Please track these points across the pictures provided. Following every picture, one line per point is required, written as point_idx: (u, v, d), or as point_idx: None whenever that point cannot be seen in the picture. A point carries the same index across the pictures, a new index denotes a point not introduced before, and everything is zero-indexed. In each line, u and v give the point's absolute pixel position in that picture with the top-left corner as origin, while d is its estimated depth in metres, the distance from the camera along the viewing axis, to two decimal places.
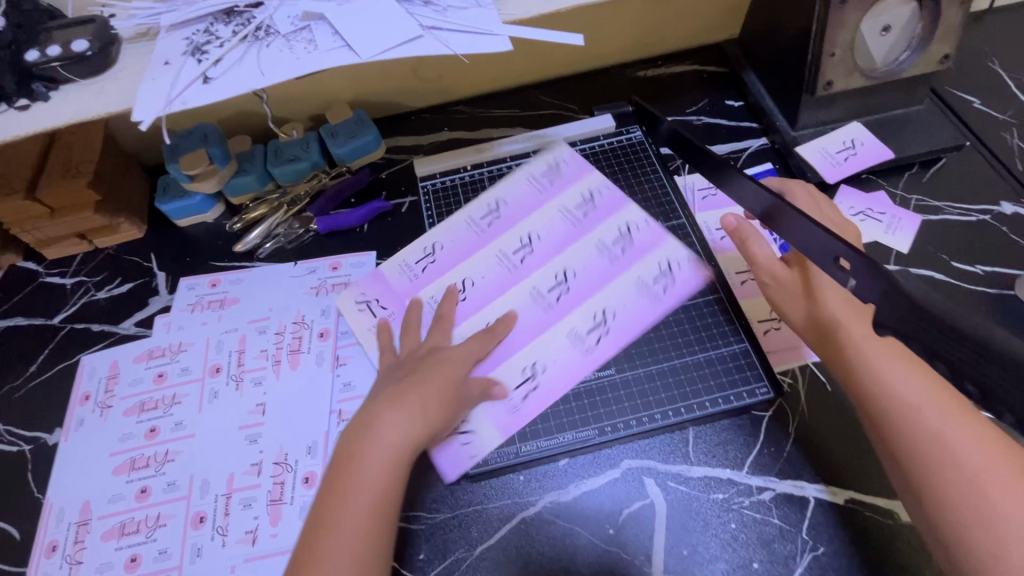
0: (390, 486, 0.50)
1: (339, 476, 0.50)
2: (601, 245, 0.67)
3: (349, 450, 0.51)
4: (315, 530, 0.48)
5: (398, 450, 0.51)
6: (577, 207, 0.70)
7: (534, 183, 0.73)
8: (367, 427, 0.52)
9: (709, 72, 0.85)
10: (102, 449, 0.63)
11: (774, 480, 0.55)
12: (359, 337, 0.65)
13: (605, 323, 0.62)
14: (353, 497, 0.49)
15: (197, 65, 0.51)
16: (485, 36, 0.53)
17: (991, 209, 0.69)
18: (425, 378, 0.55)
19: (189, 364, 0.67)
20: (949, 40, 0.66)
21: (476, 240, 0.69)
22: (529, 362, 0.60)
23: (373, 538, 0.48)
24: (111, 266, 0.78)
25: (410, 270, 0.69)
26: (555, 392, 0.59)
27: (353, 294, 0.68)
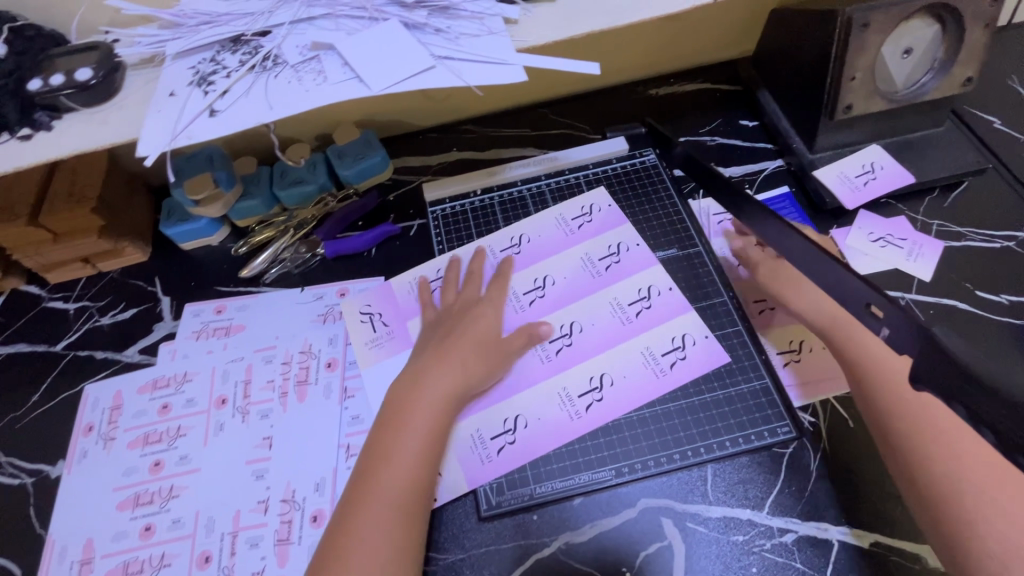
0: (421, 459, 0.53)
1: (374, 451, 0.53)
2: (616, 303, 0.64)
3: (384, 427, 0.55)
4: (349, 502, 0.51)
5: (429, 425, 0.54)
6: (601, 257, 0.68)
7: (562, 222, 0.71)
8: (400, 405, 0.55)
9: (722, 91, 0.83)
10: (106, 483, 0.62)
11: (796, 522, 0.53)
12: (354, 346, 0.66)
13: (600, 386, 0.60)
14: (386, 468, 0.52)
15: (203, 97, 0.50)
16: (499, 65, 0.51)
17: (1015, 235, 0.67)
18: (451, 355, 0.58)
19: (194, 395, 0.66)
20: (972, 63, 0.65)
21: (489, 273, 0.68)
22: (515, 412, 0.59)
23: (406, 508, 0.50)
24: (115, 290, 0.76)
25: (417, 291, 0.69)
26: (544, 443, 0.58)
27: (358, 301, 0.69)
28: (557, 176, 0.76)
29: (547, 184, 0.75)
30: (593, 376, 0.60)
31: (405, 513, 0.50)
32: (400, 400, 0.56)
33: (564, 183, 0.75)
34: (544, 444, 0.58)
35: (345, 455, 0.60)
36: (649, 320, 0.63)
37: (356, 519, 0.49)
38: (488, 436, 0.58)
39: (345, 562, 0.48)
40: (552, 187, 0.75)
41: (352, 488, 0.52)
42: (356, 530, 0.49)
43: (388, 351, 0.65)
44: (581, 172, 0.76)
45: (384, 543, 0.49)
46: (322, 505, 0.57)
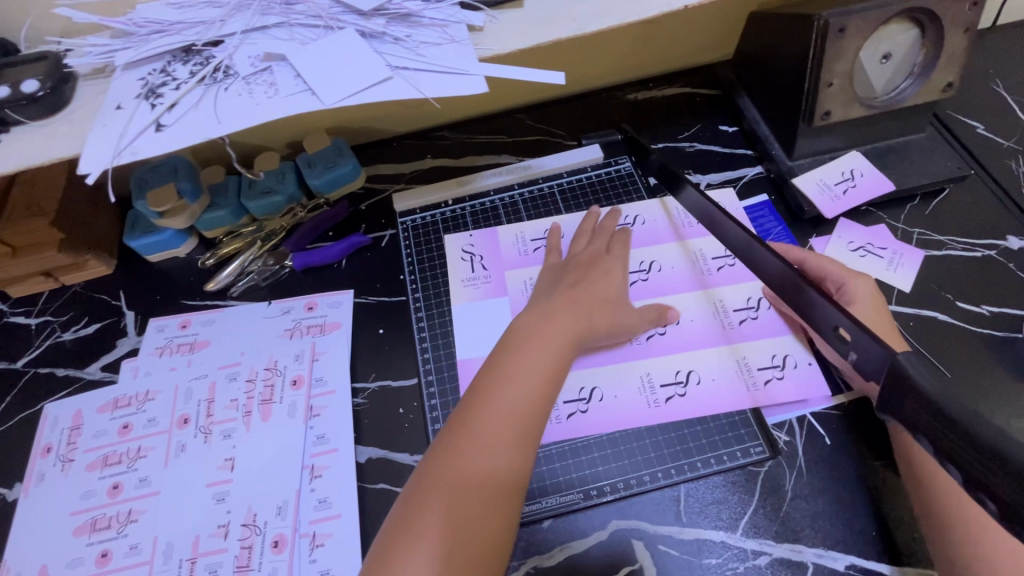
0: (525, 411, 0.50)
1: (474, 397, 0.51)
2: (721, 304, 0.63)
3: (487, 375, 0.52)
4: (444, 445, 0.48)
5: (533, 377, 0.52)
6: (715, 259, 0.67)
7: (520, 241, 0.71)
8: (507, 356, 0.53)
9: (702, 95, 0.82)
10: (63, 507, 0.60)
11: (770, 544, 0.52)
12: (451, 281, 0.69)
13: (685, 380, 0.59)
14: (487, 416, 0.49)
15: (151, 110, 0.48)
16: (459, 75, 0.49)
17: (996, 244, 0.66)
18: (562, 312, 0.57)
19: (156, 415, 0.64)
20: (952, 68, 0.63)
21: (517, 260, 0.69)
22: (592, 382, 0.60)
23: (505, 460, 0.47)
24: (78, 304, 0.74)
25: (473, 262, 0.70)
26: (609, 420, 0.58)
27: (461, 240, 0.72)
28: (530, 185, 0.75)
29: (519, 193, 0.75)
30: (679, 370, 0.60)
31: (502, 466, 0.47)
32: (506, 352, 0.54)
33: (536, 192, 0.74)
34: (633, 416, 0.58)
35: (310, 476, 0.59)
36: (721, 278, 0.65)
37: (449, 463, 0.47)
38: (561, 400, 0.59)
39: (434, 506, 0.45)
40: (524, 196, 0.74)
41: (448, 432, 0.49)
42: (449, 473, 0.46)
43: (481, 293, 0.67)
44: (554, 181, 0.75)
45: (481, 490, 0.46)
46: (284, 530, 0.56)
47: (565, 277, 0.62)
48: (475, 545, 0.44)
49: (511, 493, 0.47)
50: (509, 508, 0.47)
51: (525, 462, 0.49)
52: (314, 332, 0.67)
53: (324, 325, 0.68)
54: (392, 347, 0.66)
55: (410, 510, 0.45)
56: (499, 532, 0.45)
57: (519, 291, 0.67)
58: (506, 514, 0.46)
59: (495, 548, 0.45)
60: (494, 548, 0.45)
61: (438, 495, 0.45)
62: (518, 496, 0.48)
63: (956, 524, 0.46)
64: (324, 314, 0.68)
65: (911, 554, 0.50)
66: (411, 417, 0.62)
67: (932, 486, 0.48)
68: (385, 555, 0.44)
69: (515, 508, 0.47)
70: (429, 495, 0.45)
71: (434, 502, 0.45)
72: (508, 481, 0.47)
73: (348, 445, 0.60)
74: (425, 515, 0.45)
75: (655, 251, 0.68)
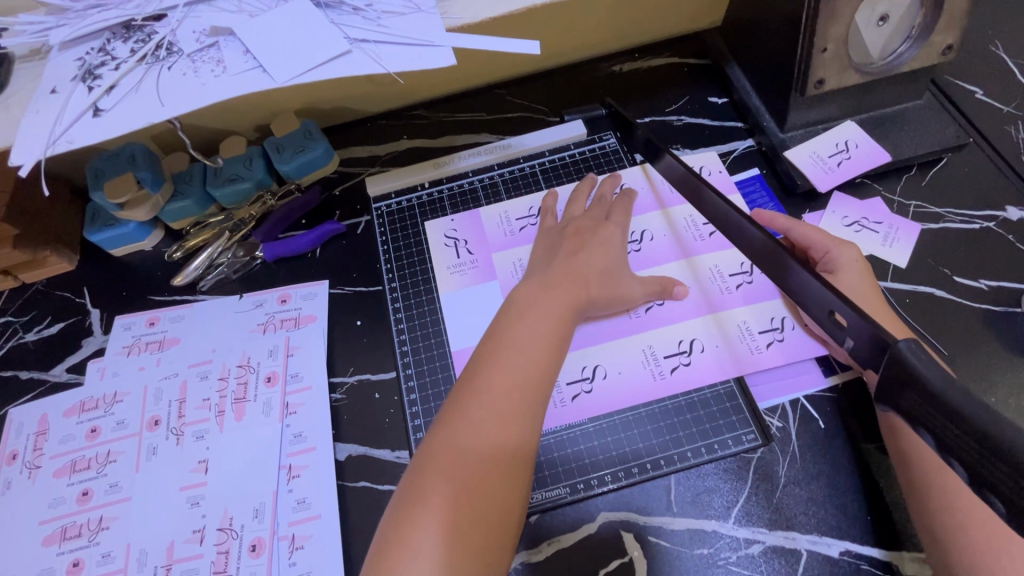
0: (530, 383, 0.48)
1: (476, 370, 0.49)
2: (717, 271, 0.62)
3: (488, 348, 0.50)
4: (448, 420, 0.46)
5: (536, 349, 0.50)
6: (706, 224, 0.65)
7: (505, 221, 0.68)
8: (508, 328, 0.51)
9: (689, 65, 0.78)
10: (30, 517, 0.57)
11: (763, 532, 0.50)
12: (436, 269, 0.66)
13: (689, 349, 0.58)
14: (491, 389, 0.47)
15: (88, 93, 0.44)
16: (425, 48, 0.45)
17: (996, 215, 0.63)
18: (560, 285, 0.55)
19: (125, 417, 0.61)
20: (953, 30, 0.60)
21: (505, 239, 0.66)
22: (595, 362, 0.58)
23: (513, 434, 0.46)
24: (40, 304, 0.70)
25: (458, 247, 0.67)
26: (616, 401, 0.56)
27: (443, 226, 0.68)
28: (510, 165, 0.72)
29: (499, 174, 0.71)
30: (683, 340, 0.58)
31: (510, 440, 0.45)
32: (506, 324, 0.52)
33: (517, 172, 0.71)
34: (639, 392, 0.56)
35: (286, 476, 0.56)
36: (711, 244, 0.63)
37: (453, 440, 0.45)
38: (565, 382, 0.57)
39: (443, 480, 0.43)
40: (504, 176, 0.71)
41: (450, 406, 0.47)
42: (455, 449, 0.44)
43: (469, 279, 0.64)
44: (535, 160, 0.72)
45: (489, 465, 0.44)
46: (261, 533, 0.54)
47: (564, 246, 0.59)
48: (486, 519, 0.43)
49: (521, 467, 0.45)
50: (519, 480, 0.45)
51: (533, 437, 0.47)
52: (289, 325, 0.64)
53: (299, 318, 0.65)
54: (370, 340, 0.63)
55: (418, 486, 0.44)
56: (511, 506, 0.44)
57: (509, 272, 0.64)
58: (516, 487, 0.45)
59: (507, 522, 0.43)
60: (506, 522, 0.43)
61: (446, 471, 0.44)
62: (528, 469, 0.46)
63: (938, 498, 0.45)
64: (298, 307, 0.65)
65: (906, 537, 0.49)
66: (393, 412, 0.59)
67: (922, 461, 0.46)
68: (395, 533, 0.42)
69: (525, 481, 0.46)
70: (437, 470, 0.44)
71: (443, 477, 0.43)
72: (516, 456, 0.45)
73: (327, 444, 0.58)
74: (434, 492, 0.43)
75: (642, 219, 0.66)
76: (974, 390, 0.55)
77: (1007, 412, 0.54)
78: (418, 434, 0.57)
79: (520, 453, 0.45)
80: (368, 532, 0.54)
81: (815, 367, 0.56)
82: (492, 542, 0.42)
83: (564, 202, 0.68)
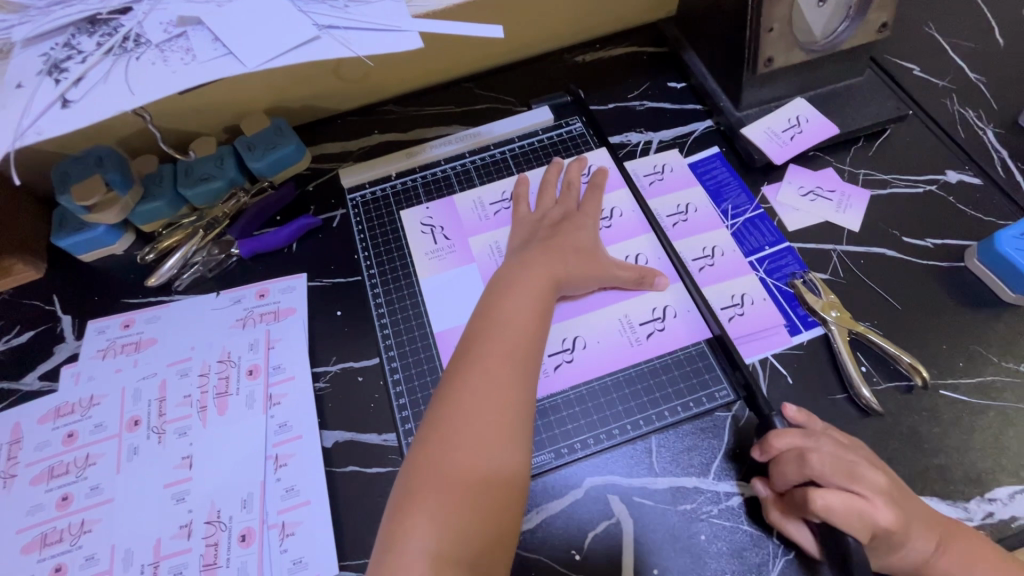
0: (521, 352, 0.51)
1: (469, 344, 0.51)
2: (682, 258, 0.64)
3: (480, 323, 0.53)
4: (447, 393, 0.49)
5: (523, 321, 0.53)
6: (670, 215, 0.67)
7: (479, 206, 0.69)
8: (493, 304, 0.54)
9: (648, 53, 0.81)
10: (6, 526, 0.55)
11: (741, 485, 0.53)
12: (415, 256, 0.67)
13: (662, 316, 0.60)
14: (485, 360, 0.50)
15: (55, 86, 0.45)
16: (392, 32, 0.47)
17: (937, 179, 0.68)
18: (535, 261, 0.58)
19: (103, 419, 0.60)
20: (886, 8, 0.64)
21: (480, 223, 0.68)
22: (573, 333, 0.60)
23: (510, 401, 0.48)
24: (9, 313, 0.69)
25: (436, 233, 0.68)
26: (595, 369, 0.58)
27: (419, 214, 0.70)
28: (481, 152, 0.73)
29: (471, 161, 0.73)
30: (656, 307, 0.61)
31: (508, 405, 0.48)
32: (493, 300, 0.55)
33: (488, 159, 0.73)
34: (618, 358, 0.59)
35: (274, 466, 0.56)
36: (676, 234, 0.66)
37: (456, 410, 0.47)
38: (546, 353, 0.59)
39: (448, 449, 0.46)
40: (475, 163, 0.73)
41: (447, 380, 0.49)
42: (457, 419, 0.47)
43: (448, 263, 0.66)
44: (506, 146, 0.74)
45: (491, 430, 0.46)
46: (251, 523, 0.54)
47: (539, 232, 0.62)
48: (491, 481, 0.45)
49: (522, 429, 0.48)
50: (521, 441, 0.47)
51: (529, 400, 0.49)
52: (268, 319, 0.64)
53: (278, 311, 0.65)
54: (352, 329, 0.64)
55: (424, 458, 0.46)
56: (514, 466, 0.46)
57: (487, 255, 0.66)
58: (519, 448, 0.47)
59: (513, 484, 0.46)
60: (511, 481, 0.46)
61: (449, 441, 0.46)
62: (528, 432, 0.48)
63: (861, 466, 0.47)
64: (277, 300, 0.65)
65: None
66: (378, 396, 0.60)
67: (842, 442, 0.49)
68: (407, 502, 0.44)
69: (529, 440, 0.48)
70: (441, 441, 0.46)
71: (447, 446, 0.46)
72: (516, 419, 0.48)
73: (312, 431, 0.58)
74: (442, 461, 0.45)
75: (611, 197, 0.68)
76: (926, 340, 0.58)
77: (957, 358, 0.57)
78: (404, 414, 0.58)
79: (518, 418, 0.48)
80: (358, 516, 0.54)
81: (780, 329, 0.59)
82: (499, 500, 0.45)
83: (535, 186, 0.70)
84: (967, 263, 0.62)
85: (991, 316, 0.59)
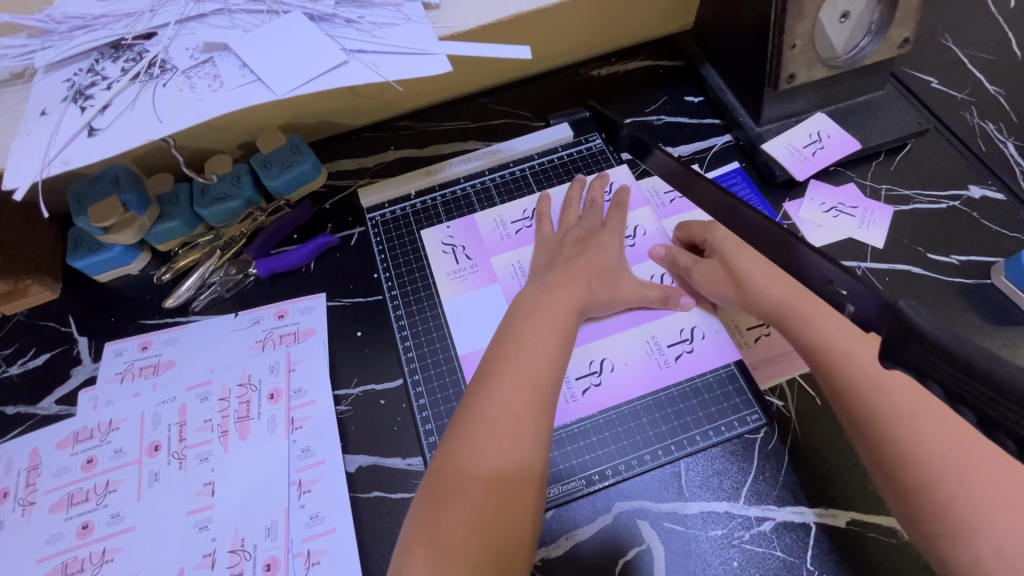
0: (542, 376, 0.50)
1: (488, 369, 0.50)
2: None
3: (499, 347, 0.52)
4: (462, 421, 0.48)
5: (543, 346, 0.52)
6: None
7: (500, 225, 0.69)
8: (515, 327, 0.54)
9: (665, 67, 0.80)
10: (25, 556, 0.55)
11: (773, 509, 0.52)
12: (436, 276, 0.66)
13: (690, 337, 0.60)
14: (504, 386, 0.49)
15: (80, 113, 0.44)
16: (421, 56, 0.47)
17: (960, 194, 0.68)
18: (560, 283, 0.57)
19: (123, 445, 0.59)
20: (908, 24, 0.64)
21: (502, 242, 0.68)
22: (601, 355, 0.59)
23: (530, 428, 0.47)
24: (24, 336, 0.68)
25: (457, 253, 0.67)
26: (623, 392, 0.58)
27: (439, 233, 0.69)
28: (500, 170, 0.73)
29: (490, 179, 0.72)
30: (683, 328, 0.60)
31: (528, 433, 0.47)
32: (515, 323, 0.54)
33: (508, 176, 0.72)
34: (646, 381, 0.58)
35: (297, 492, 0.56)
36: None
37: (474, 438, 0.46)
38: (574, 376, 0.58)
39: (466, 478, 0.45)
40: (495, 181, 0.72)
41: (466, 407, 0.49)
42: (472, 447, 0.46)
43: (470, 283, 0.65)
44: (524, 163, 0.73)
45: (505, 460, 0.45)
46: (275, 552, 0.53)
47: (563, 250, 0.62)
48: (509, 512, 0.44)
49: (541, 459, 0.47)
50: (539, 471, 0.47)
51: (549, 428, 0.49)
52: (288, 341, 0.64)
53: (298, 333, 0.64)
54: (373, 350, 0.63)
55: (438, 488, 0.45)
56: (528, 498, 0.45)
57: (510, 274, 0.65)
58: (532, 479, 0.46)
59: (531, 515, 0.45)
60: (525, 514, 0.45)
61: (463, 470, 0.45)
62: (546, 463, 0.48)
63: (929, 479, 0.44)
64: (296, 321, 0.65)
65: None
66: (401, 419, 0.59)
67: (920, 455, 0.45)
68: (420, 534, 0.43)
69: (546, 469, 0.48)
70: (454, 470, 0.45)
71: (461, 476, 0.45)
72: (535, 447, 0.47)
73: (336, 456, 0.57)
74: (455, 491, 0.44)
75: (634, 215, 0.68)
76: None
77: None
78: (430, 438, 0.57)
79: (538, 447, 0.47)
80: (384, 542, 0.54)
81: None
82: (513, 534, 0.43)
83: (556, 203, 0.69)
84: (994, 280, 0.61)
85: (1019, 334, 0.59)
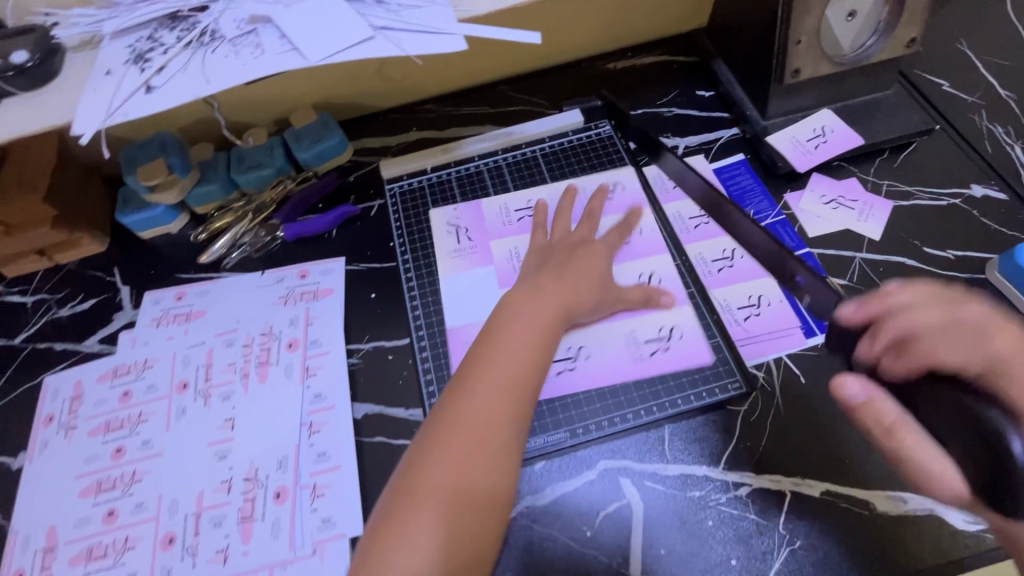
0: (534, 352, 0.51)
1: (485, 340, 0.51)
2: (702, 260, 0.66)
3: (498, 320, 0.53)
4: (452, 397, 0.48)
5: (539, 322, 0.53)
6: (692, 216, 0.70)
7: (503, 212, 0.73)
8: (512, 301, 0.54)
9: (678, 63, 0.84)
10: (68, 471, 0.61)
11: (750, 476, 0.55)
12: (438, 251, 0.70)
13: (668, 336, 0.61)
14: (496, 356, 0.49)
15: (140, 74, 0.50)
16: (440, 35, 0.51)
17: (962, 192, 0.69)
18: (562, 253, 0.61)
19: (156, 381, 0.65)
20: (915, 24, 0.66)
21: (502, 227, 0.71)
22: (578, 342, 0.61)
23: (516, 402, 0.48)
24: (73, 282, 0.75)
25: (459, 233, 0.72)
26: (597, 377, 0.60)
27: (447, 213, 0.73)
28: (513, 150, 0.77)
29: (503, 158, 0.77)
30: (663, 326, 0.62)
31: (513, 408, 0.47)
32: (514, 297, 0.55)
33: (520, 157, 0.77)
34: (621, 372, 0.60)
35: (308, 432, 0.61)
36: (696, 236, 0.68)
37: (462, 405, 0.47)
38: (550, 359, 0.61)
39: (448, 444, 0.45)
40: (507, 161, 0.77)
41: (459, 376, 0.49)
42: (457, 416, 0.47)
43: (470, 262, 0.69)
44: (536, 145, 0.77)
45: (487, 432, 0.46)
46: (285, 482, 0.58)
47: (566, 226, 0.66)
48: (484, 484, 0.45)
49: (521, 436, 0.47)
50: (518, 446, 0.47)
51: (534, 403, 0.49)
52: (308, 297, 0.69)
53: (317, 291, 0.69)
54: (385, 312, 0.68)
55: (422, 450, 0.46)
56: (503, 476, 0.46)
57: (506, 259, 0.69)
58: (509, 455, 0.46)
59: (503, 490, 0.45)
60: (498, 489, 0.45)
61: (446, 438, 0.46)
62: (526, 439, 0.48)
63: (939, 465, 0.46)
64: (317, 281, 0.70)
65: (877, 480, 0.53)
66: (406, 373, 0.64)
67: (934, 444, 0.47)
68: (401, 494, 0.44)
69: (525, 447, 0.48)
70: (438, 435, 0.46)
71: (443, 444, 0.46)
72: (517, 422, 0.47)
73: (344, 402, 0.62)
74: (433, 457, 0.45)
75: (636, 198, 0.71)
76: None
77: None
78: (429, 391, 0.62)
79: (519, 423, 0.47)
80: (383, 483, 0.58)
81: (795, 330, 0.61)
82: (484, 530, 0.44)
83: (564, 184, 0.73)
84: (988, 275, 0.63)
85: None
